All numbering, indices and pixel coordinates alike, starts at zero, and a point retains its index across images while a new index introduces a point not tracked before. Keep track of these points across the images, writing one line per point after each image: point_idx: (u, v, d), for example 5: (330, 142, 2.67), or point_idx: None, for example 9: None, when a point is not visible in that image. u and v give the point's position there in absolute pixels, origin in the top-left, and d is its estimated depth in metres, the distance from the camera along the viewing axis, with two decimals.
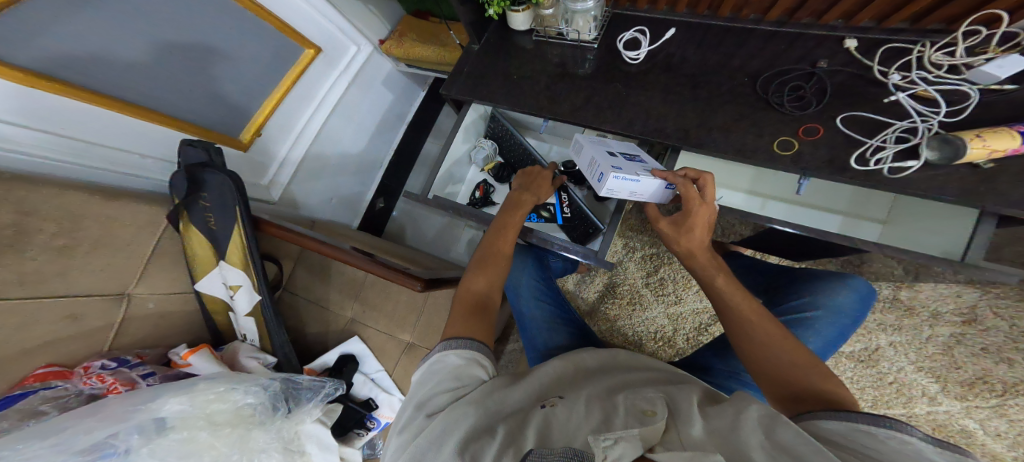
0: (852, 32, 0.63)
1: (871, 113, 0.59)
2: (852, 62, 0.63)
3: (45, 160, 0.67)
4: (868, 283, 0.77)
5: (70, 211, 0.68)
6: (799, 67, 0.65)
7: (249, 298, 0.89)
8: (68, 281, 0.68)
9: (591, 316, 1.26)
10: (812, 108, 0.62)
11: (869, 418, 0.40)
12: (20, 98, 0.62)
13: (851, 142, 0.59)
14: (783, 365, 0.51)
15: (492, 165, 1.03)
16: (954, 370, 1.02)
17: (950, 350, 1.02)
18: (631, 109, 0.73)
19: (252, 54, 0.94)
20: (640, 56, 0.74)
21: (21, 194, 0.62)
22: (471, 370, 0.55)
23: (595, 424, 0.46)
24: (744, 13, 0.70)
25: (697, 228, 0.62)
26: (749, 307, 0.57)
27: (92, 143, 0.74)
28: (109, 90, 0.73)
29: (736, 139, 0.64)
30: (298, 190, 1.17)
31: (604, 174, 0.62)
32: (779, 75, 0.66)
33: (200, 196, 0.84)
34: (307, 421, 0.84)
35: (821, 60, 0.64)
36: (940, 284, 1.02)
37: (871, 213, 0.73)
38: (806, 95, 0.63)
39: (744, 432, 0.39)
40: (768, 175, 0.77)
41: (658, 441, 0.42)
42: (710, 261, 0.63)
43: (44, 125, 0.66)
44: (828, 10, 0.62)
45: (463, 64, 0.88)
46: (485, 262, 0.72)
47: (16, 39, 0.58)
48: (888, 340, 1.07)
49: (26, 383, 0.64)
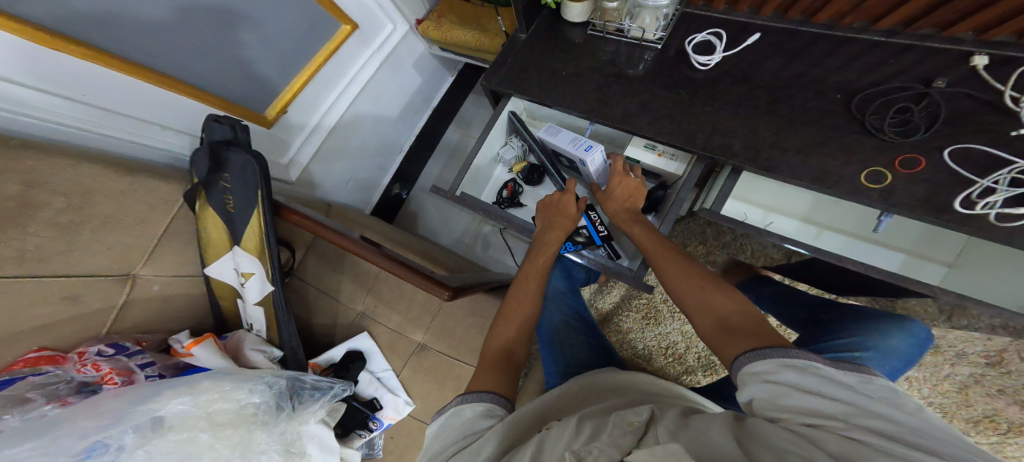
0: (983, 47, 0.56)
1: (989, 147, 0.54)
2: (971, 78, 0.57)
3: (58, 125, 0.63)
4: (925, 326, 0.73)
5: (83, 185, 0.62)
6: (908, 86, 0.59)
7: (261, 287, 0.83)
8: (70, 261, 0.62)
9: (604, 326, 1.20)
10: (918, 134, 0.57)
11: (787, 358, 0.40)
12: (35, 58, 0.57)
13: (958, 180, 0.55)
14: (715, 312, 0.53)
15: (522, 167, 0.95)
16: (964, 407, 0.97)
17: (965, 389, 0.97)
18: (695, 119, 0.68)
19: (285, 23, 0.87)
20: (711, 62, 0.68)
21: (30, 164, 0.56)
22: (479, 423, 0.51)
23: (585, 439, 0.42)
24: (848, 21, 0.63)
25: (626, 192, 0.74)
26: (664, 248, 0.64)
27: (114, 112, 0.70)
28: (141, 57, 0.69)
29: (817, 165, 0.60)
30: (316, 171, 1.11)
31: (594, 145, 0.79)
32: (882, 96, 0.60)
33: (222, 177, 0.78)
34: (310, 421, 0.77)
35: (937, 79, 0.58)
36: (973, 326, 0.97)
37: (942, 255, 0.66)
38: (913, 119, 0.57)
39: (714, 434, 0.37)
40: (831, 203, 0.70)
41: (635, 446, 0.40)
42: (632, 219, 0.71)
43: (65, 90, 0.63)
44: (959, 21, 0.56)
45: (507, 53, 0.81)
46: (506, 315, 0.70)
47: None
48: (905, 374, 1.01)
49: (14, 368, 0.58)
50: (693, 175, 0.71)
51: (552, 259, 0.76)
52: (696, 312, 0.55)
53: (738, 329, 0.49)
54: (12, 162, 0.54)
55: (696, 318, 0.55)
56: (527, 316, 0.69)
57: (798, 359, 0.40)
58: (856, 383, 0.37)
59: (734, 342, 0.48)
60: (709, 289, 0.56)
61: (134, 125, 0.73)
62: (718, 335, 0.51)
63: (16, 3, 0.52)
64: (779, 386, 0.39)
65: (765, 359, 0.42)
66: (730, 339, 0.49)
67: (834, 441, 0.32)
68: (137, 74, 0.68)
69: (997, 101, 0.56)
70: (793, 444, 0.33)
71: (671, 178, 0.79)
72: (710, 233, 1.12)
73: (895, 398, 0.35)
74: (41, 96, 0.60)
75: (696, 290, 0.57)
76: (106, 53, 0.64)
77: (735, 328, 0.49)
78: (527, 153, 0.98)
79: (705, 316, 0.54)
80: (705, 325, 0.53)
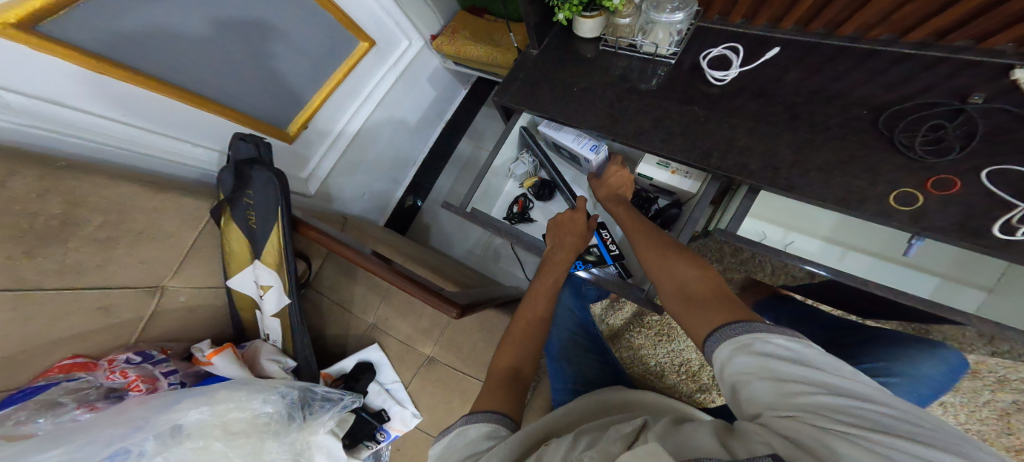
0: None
1: None
2: (1011, 92, 0.54)
3: (102, 146, 0.66)
4: (960, 354, 0.68)
5: (119, 202, 0.65)
6: (942, 101, 0.56)
7: (278, 300, 0.85)
8: (105, 274, 0.65)
9: (614, 342, 1.17)
10: (952, 154, 0.54)
11: (739, 338, 0.39)
12: (83, 80, 0.61)
13: (999, 204, 0.51)
14: (679, 280, 0.54)
15: (532, 182, 0.95)
16: (1005, 436, 0.90)
17: (1007, 416, 0.91)
18: (711, 135, 0.66)
19: (305, 41, 0.90)
20: (728, 77, 0.67)
21: (73, 183, 0.59)
22: (481, 444, 0.50)
23: (578, 448, 0.41)
24: (875, 33, 0.61)
25: (616, 179, 0.77)
26: (640, 232, 0.64)
27: (152, 131, 0.73)
28: (175, 78, 0.72)
29: (842, 185, 0.58)
30: (334, 184, 1.14)
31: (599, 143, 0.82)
32: (913, 113, 0.57)
33: (245, 194, 0.81)
34: (319, 432, 0.80)
35: (974, 94, 0.55)
36: (1014, 350, 0.90)
37: (978, 279, 0.62)
38: (947, 137, 0.54)
39: (698, 436, 0.35)
40: (855, 224, 0.67)
41: (624, 452, 0.38)
42: (617, 202, 0.74)
43: (107, 111, 0.66)
44: (997, 33, 0.53)
45: (519, 69, 0.81)
46: (511, 336, 0.69)
47: (86, 21, 0.57)
48: (940, 399, 0.95)
49: (50, 374, 0.62)
50: (708, 193, 0.69)
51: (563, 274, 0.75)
52: (665, 286, 0.55)
53: (700, 298, 0.49)
54: (58, 182, 0.57)
55: (665, 292, 0.55)
56: (534, 335, 0.69)
57: (749, 336, 0.39)
58: (799, 351, 0.36)
59: (696, 313, 0.47)
60: (674, 258, 0.56)
61: (166, 143, 0.76)
62: (682, 306, 0.50)
63: (60, 27, 0.55)
64: (741, 373, 0.37)
65: (723, 343, 0.40)
66: (691, 309, 0.49)
67: (801, 429, 0.30)
68: (172, 94, 0.71)
69: None
70: (763, 437, 0.31)
71: (684, 196, 0.78)
72: (727, 248, 1.08)
73: (834, 364, 0.35)
74: (83, 117, 0.63)
75: (662, 263, 0.57)
76: (144, 76, 0.67)
77: (696, 298, 0.49)
78: (537, 168, 0.98)
79: (671, 286, 0.54)
80: (670, 292, 0.54)
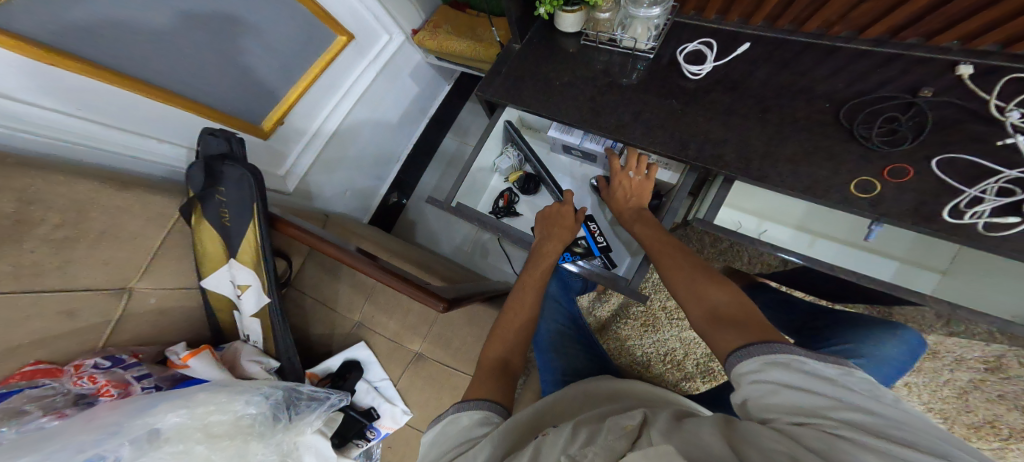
0: (968, 55, 0.56)
1: (975, 157, 0.55)
2: (958, 86, 0.57)
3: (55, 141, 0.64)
4: (917, 332, 0.73)
5: (78, 200, 0.62)
6: (897, 95, 0.59)
7: (257, 299, 0.83)
8: (66, 276, 0.62)
9: (602, 334, 1.20)
10: (906, 144, 0.57)
11: (774, 356, 0.39)
12: (34, 74, 0.58)
13: (948, 190, 0.55)
14: (708, 303, 0.53)
15: (518, 176, 0.97)
16: (964, 413, 0.96)
17: (964, 395, 0.97)
18: (686, 128, 0.68)
19: (280, 34, 0.88)
20: (703, 71, 0.69)
21: (27, 180, 0.56)
22: (477, 431, 0.50)
23: (580, 445, 0.41)
24: (836, 30, 0.64)
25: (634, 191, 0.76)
26: (664, 249, 0.65)
27: (110, 126, 0.71)
28: (136, 70, 0.69)
29: (808, 175, 0.60)
30: (313, 181, 1.12)
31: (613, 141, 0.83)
32: (870, 105, 0.61)
33: (217, 190, 0.79)
34: (307, 431, 0.79)
35: (923, 88, 0.58)
36: (968, 332, 0.97)
37: (935, 262, 0.66)
38: (902, 129, 0.57)
39: (706, 436, 0.35)
40: (823, 212, 0.70)
41: (629, 449, 0.39)
42: (635, 218, 0.74)
43: (63, 105, 0.64)
44: (944, 30, 0.56)
45: (502, 63, 0.81)
46: (498, 328, 0.70)
47: (40, 10, 0.54)
48: (904, 380, 1.00)
49: (10, 381, 0.58)
50: (686, 184, 0.73)
51: (552, 265, 0.76)
52: (691, 306, 0.55)
53: (728, 318, 0.49)
54: (9, 179, 0.54)
55: (691, 310, 0.55)
56: (521, 322, 0.70)
57: (784, 354, 0.39)
58: (838, 375, 0.37)
59: (719, 330, 0.48)
60: (701, 280, 0.56)
61: (132, 139, 0.74)
62: (708, 324, 0.51)
63: (6, 18, 0.52)
64: (767, 384, 0.38)
65: (752, 357, 0.41)
66: (718, 327, 0.49)
67: (823, 443, 0.31)
68: (131, 86, 0.68)
69: (982, 110, 0.56)
70: (780, 444, 0.32)
71: (665, 187, 0.81)
72: (707, 239, 1.11)
73: (874, 390, 0.35)
74: (35, 111, 0.60)
75: (691, 282, 0.57)
76: (104, 68, 0.64)
77: (723, 318, 0.50)
78: (523, 162, 0.99)
79: (697, 306, 0.54)
80: (699, 316, 0.53)
